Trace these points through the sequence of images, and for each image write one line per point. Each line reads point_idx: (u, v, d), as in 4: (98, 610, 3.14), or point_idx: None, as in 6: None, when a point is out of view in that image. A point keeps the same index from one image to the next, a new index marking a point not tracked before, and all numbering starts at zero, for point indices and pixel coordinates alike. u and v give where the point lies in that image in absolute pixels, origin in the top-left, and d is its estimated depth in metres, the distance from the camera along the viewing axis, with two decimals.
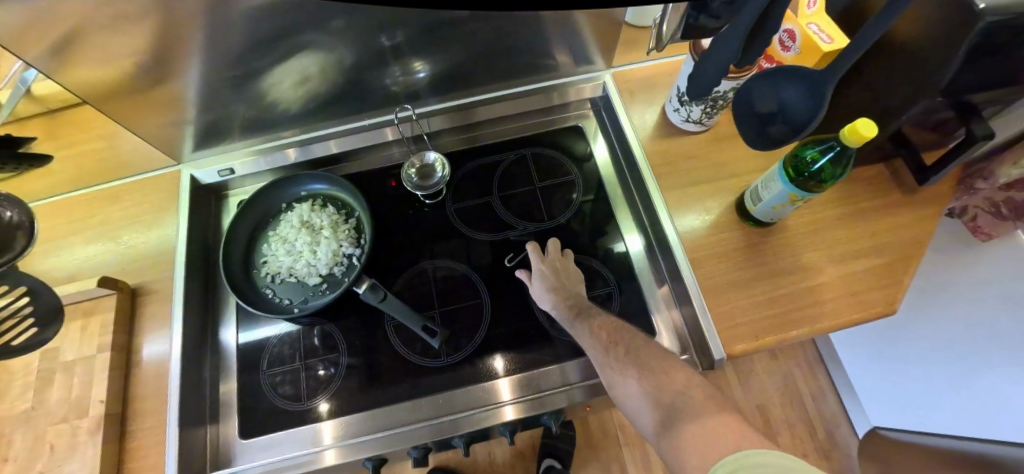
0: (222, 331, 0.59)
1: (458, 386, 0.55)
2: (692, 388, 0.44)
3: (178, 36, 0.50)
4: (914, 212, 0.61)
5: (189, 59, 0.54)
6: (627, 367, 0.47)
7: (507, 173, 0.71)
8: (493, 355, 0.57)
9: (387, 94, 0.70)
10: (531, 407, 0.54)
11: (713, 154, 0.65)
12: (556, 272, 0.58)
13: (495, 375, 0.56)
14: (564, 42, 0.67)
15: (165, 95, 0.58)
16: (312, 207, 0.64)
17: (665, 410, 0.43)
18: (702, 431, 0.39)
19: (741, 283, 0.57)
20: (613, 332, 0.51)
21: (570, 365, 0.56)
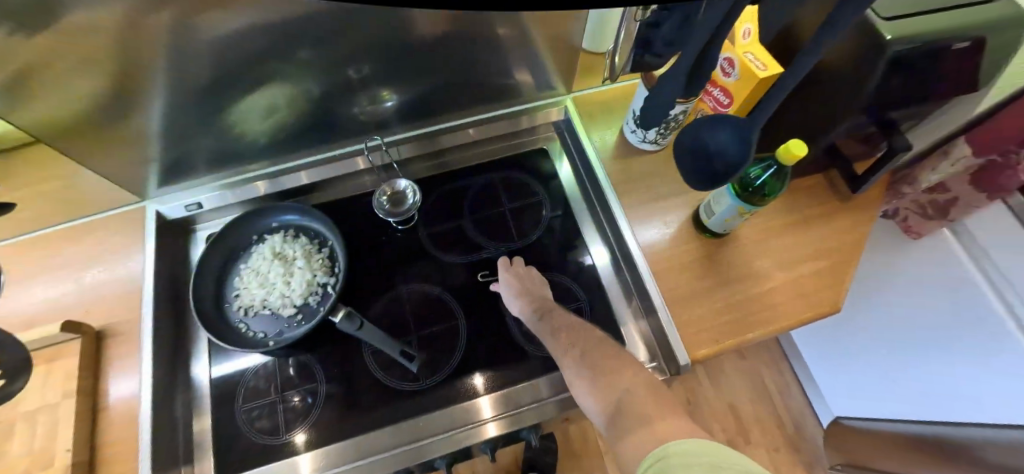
0: (195, 368, 0.59)
1: (439, 407, 0.56)
2: (641, 386, 0.48)
3: (143, 73, 0.51)
4: (850, 218, 0.67)
5: (154, 95, 0.54)
6: (585, 364, 0.50)
7: (478, 195, 0.73)
8: (473, 374, 0.58)
9: (356, 123, 0.72)
10: (512, 423, 0.55)
11: (669, 171, 0.70)
12: (522, 278, 0.61)
13: (476, 393, 0.57)
14: (525, 67, 0.70)
15: (129, 132, 0.58)
16: (285, 238, 0.65)
17: (615, 404, 0.46)
18: (645, 425, 0.42)
19: (701, 291, 0.61)
20: (574, 331, 0.55)
21: (543, 381, 0.58)
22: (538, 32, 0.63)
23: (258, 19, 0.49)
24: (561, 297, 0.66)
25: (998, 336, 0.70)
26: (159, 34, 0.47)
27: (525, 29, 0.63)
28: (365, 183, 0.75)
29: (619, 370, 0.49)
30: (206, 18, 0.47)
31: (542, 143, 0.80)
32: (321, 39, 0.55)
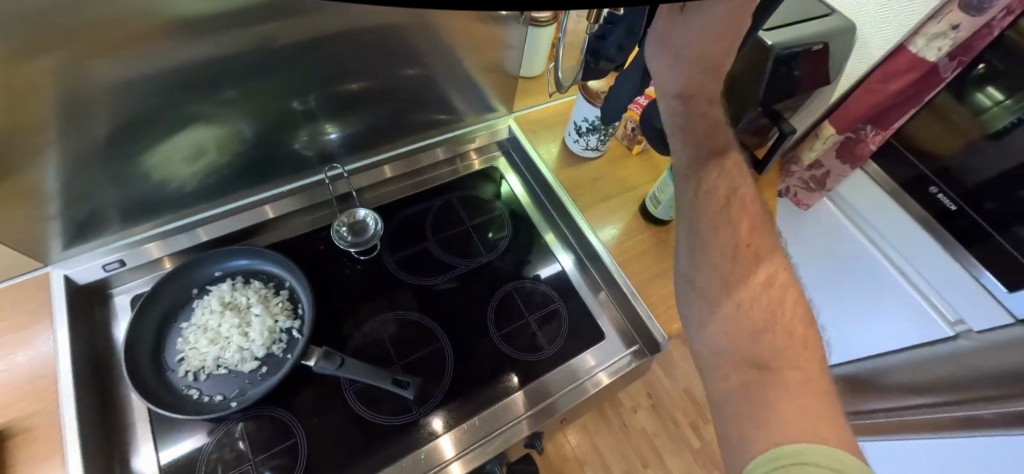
0: (137, 454, 0.49)
1: (428, 441, 0.53)
2: (792, 371, 0.33)
3: (39, 131, 0.44)
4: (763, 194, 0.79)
5: (62, 145, 0.47)
6: (732, 295, 0.38)
7: (439, 217, 0.72)
8: (429, 414, 0.55)
9: (297, 158, 0.69)
10: (476, 458, 0.53)
11: (614, 174, 0.74)
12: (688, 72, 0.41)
13: (436, 435, 0.54)
14: (465, 91, 0.74)
15: (21, 190, 0.48)
16: (234, 286, 0.58)
17: (754, 358, 0.35)
18: (730, 347, 0.36)
19: (661, 273, 0.67)
20: (730, 207, 0.42)
21: (514, 399, 0.57)
22: (469, 59, 0.68)
23: (200, 54, 0.47)
24: (535, 304, 0.65)
25: (896, 288, 0.84)
26: (52, 84, 0.41)
27: (461, 57, 0.67)
28: (317, 219, 0.70)
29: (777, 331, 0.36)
30: (144, 54, 0.43)
31: (490, 163, 0.80)
32: (254, 75, 0.53)
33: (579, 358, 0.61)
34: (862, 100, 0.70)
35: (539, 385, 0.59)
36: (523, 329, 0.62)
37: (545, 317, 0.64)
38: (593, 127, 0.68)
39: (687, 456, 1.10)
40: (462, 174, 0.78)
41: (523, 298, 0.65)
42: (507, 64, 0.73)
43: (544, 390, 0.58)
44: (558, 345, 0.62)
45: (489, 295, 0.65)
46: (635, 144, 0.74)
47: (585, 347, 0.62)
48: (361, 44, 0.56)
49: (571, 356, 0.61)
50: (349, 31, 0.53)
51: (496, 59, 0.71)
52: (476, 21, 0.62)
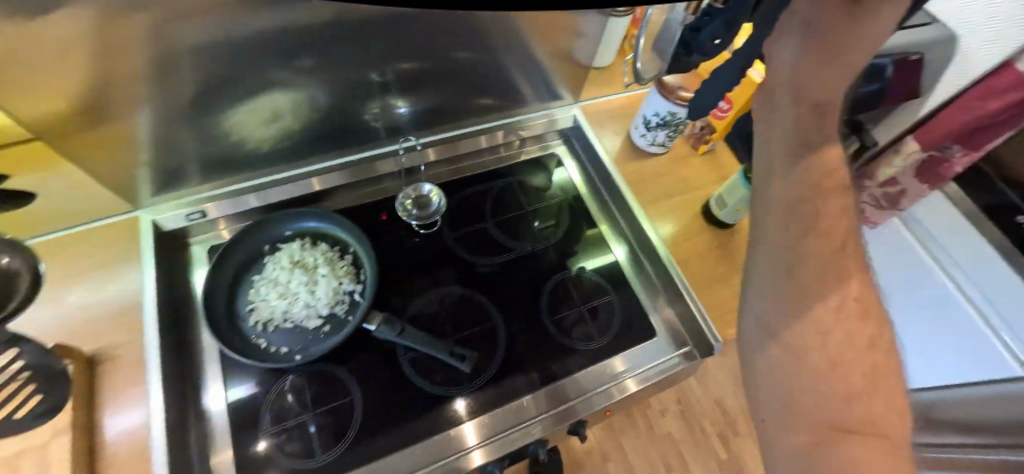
0: (211, 397, 0.53)
1: (468, 420, 0.54)
2: (870, 452, 0.29)
3: (136, 85, 0.46)
4: None
5: (154, 101, 0.49)
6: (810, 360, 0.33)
7: (499, 198, 0.72)
8: (453, 398, 0.55)
9: (366, 128, 0.70)
10: (496, 449, 0.52)
11: (679, 171, 0.72)
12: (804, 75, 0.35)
13: (460, 420, 0.53)
14: (536, 78, 0.73)
15: (113, 138, 0.51)
16: (303, 245, 0.61)
17: (835, 419, 0.31)
18: (799, 425, 0.32)
19: (719, 276, 0.65)
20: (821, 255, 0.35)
21: (537, 396, 0.56)
22: (540, 49, 0.68)
23: (289, 19, 0.47)
24: (586, 294, 0.65)
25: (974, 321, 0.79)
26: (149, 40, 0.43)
27: (531, 48, 0.67)
28: (371, 192, 0.73)
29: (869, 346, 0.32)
30: (237, 17, 0.44)
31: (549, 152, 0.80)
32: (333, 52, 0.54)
33: (627, 351, 0.61)
34: (953, 116, 0.66)
35: (573, 380, 0.58)
36: (577, 318, 0.62)
37: (597, 308, 0.64)
38: (665, 122, 0.66)
39: (712, 468, 1.07)
40: (518, 160, 0.79)
41: (575, 288, 0.65)
42: (578, 54, 0.71)
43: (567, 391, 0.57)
44: (609, 337, 0.61)
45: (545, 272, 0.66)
46: (702, 144, 0.72)
47: (637, 342, 0.62)
48: (430, 27, 0.55)
49: (620, 349, 0.61)
50: (422, 13, 0.52)
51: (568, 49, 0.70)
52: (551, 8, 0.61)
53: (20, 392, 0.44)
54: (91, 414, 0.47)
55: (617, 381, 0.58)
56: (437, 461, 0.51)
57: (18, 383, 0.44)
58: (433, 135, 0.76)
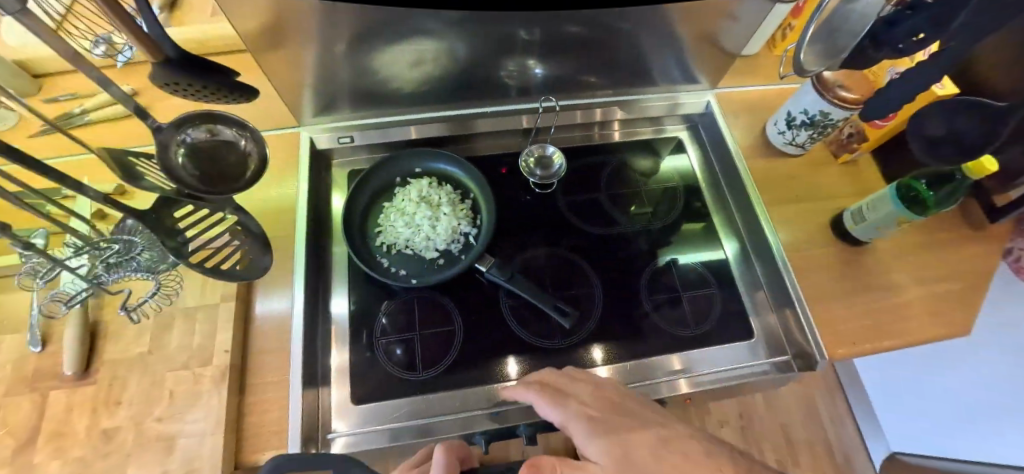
0: (336, 300, 0.60)
1: (536, 374, 0.56)
2: None
3: (317, 19, 0.50)
4: (999, 246, 0.65)
5: (328, 36, 0.54)
6: None
7: (615, 173, 0.73)
8: (506, 358, 0.57)
9: (498, 84, 0.72)
10: (542, 411, 0.53)
11: (812, 176, 0.68)
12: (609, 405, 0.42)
13: (507, 377, 0.55)
14: (676, 57, 0.71)
15: (286, 61, 0.57)
16: (430, 183, 0.65)
17: None
18: None
19: (838, 293, 0.60)
20: None
21: (597, 370, 0.56)
22: (686, 31, 0.65)
23: None
24: (688, 282, 0.64)
25: None
26: None
27: (677, 29, 0.64)
28: (499, 145, 0.78)
29: None
30: None
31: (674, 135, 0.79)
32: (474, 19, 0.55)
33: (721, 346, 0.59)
34: None
35: (629, 367, 0.57)
36: (671, 304, 0.62)
37: (697, 298, 0.63)
38: (814, 122, 0.62)
39: None
40: (647, 138, 0.79)
41: (678, 276, 0.64)
42: (725, 38, 0.67)
43: (636, 372, 0.57)
44: (704, 328, 0.60)
45: (650, 250, 0.66)
46: (846, 152, 0.67)
47: (700, 342, 0.59)
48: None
49: (698, 346, 0.59)
50: None
51: (716, 34, 0.67)
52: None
53: (236, 252, 0.53)
54: (249, 289, 0.56)
55: (674, 378, 0.56)
56: (491, 407, 0.53)
57: (234, 245, 0.53)
58: (574, 99, 0.78)
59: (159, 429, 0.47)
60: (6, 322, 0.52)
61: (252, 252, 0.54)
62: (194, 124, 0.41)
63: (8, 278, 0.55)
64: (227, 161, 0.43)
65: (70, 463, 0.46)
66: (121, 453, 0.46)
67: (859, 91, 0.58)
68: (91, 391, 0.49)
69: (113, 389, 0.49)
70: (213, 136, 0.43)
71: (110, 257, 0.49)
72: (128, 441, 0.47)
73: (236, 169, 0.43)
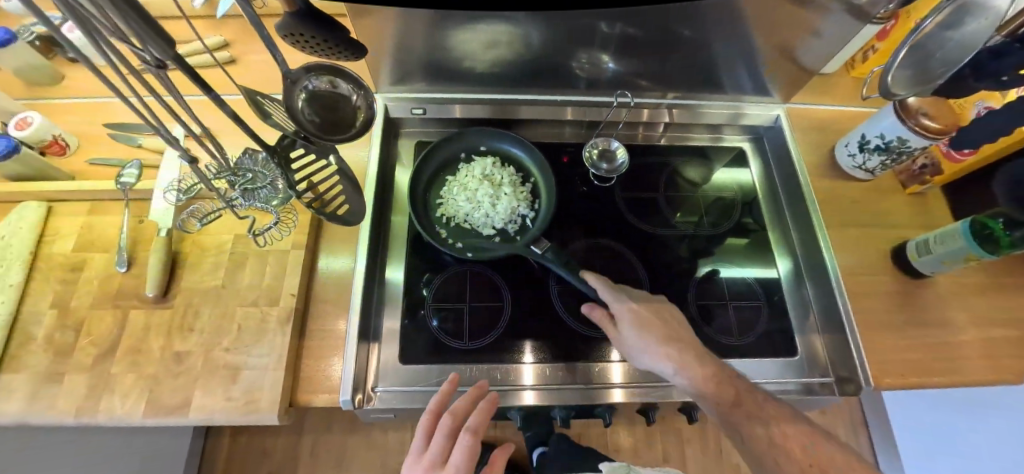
0: (393, 263, 0.62)
1: (557, 361, 0.57)
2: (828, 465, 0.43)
3: None
4: None
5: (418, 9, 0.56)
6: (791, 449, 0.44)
7: (672, 176, 0.74)
8: (523, 343, 0.58)
9: (568, 75, 0.73)
10: (554, 397, 0.54)
11: (877, 204, 0.66)
12: (653, 312, 0.54)
13: (522, 361, 0.57)
14: (748, 68, 0.71)
15: (376, 29, 0.59)
16: (494, 163, 0.67)
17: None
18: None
19: (891, 324, 0.59)
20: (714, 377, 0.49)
21: (612, 366, 0.57)
22: (763, 43, 0.65)
23: None
24: (736, 293, 0.64)
25: None
26: None
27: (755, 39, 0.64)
28: (561, 134, 0.80)
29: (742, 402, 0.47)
30: None
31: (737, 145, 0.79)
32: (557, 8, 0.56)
33: (761, 360, 0.60)
34: None
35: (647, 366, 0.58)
36: (711, 311, 0.62)
37: (742, 308, 0.63)
38: (888, 148, 0.60)
39: None
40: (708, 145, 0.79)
41: (726, 285, 0.65)
42: (804, 53, 0.67)
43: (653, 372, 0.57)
44: (747, 339, 0.61)
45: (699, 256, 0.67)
46: (916, 183, 0.66)
47: (724, 353, 0.59)
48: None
49: (729, 356, 0.59)
50: None
51: (795, 49, 0.66)
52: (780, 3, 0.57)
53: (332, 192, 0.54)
54: (317, 240, 0.59)
55: None
56: (510, 385, 0.55)
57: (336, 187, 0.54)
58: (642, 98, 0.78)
59: (225, 359, 0.50)
60: (98, 242, 0.56)
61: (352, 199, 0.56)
62: (317, 73, 0.38)
63: (102, 202, 0.59)
64: (341, 114, 0.39)
65: (143, 377, 0.50)
66: (189, 376, 0.50)
67: (943, 118, 0.56)
68: (168, 315, 0.52)
69: (187, 317, 0.52)
70: (332, 89, 0.39)
71: (245, 184, 0.53)
72: (197, 365, 0.50)
73: (346, 122, 0.39)
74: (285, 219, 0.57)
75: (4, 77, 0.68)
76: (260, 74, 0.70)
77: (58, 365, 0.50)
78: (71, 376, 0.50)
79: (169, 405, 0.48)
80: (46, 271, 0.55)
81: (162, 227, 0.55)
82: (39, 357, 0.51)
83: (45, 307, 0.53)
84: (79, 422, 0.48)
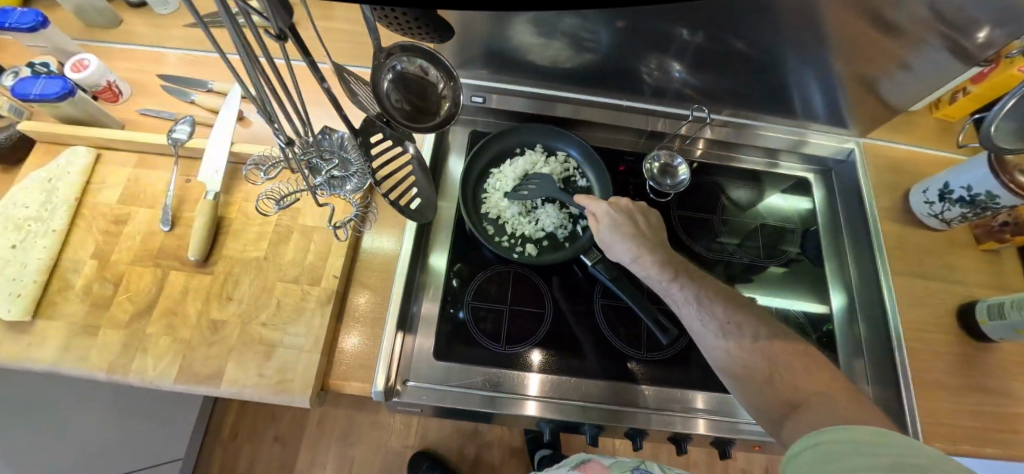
0: (436, 252, 0.60)
1: (568, 375, 0.55)
2: (812, 383, 0.38)
3: None
4: None
5: None
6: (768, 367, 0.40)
7: (732, 198, 0.71)
8: (533, 347, 0.56)
9: (633, 81, 0.69)
10: (557, 411, 0.52)
11: (945, 257, 0.63)
12: (628, 213, 0.55)
13: (556, 372, 0.55)
14: (823, 95, 0.67)
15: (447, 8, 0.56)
16: (549, 164, 0.66)
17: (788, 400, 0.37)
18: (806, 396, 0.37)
19: (946, 387, 0.56)
20: (692, 278, 0.50)
21: (620, 386, 0.55)
22: (845, 68, 0.61)
23: None
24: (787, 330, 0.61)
25: None
26: None
27: (837, 64, 0.61)
28: (619, 141, 0.75)
29: (719, 296, 0.48)
30: None
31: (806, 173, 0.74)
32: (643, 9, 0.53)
33: None
34: None
35: (657, 392, 0.55)
36: None
37: None
38: (973, 201, 0.56)
39: None
40: (775, 170, 0.74)
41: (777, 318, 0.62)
42: (890, 86, 0.63)
43: (661, 399, 0.55)
44: None
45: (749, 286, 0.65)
46: (992, 240, 0.62)
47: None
48: None
49: None
50: None
51: (881, 81, 0.62)
52: (879, 31, 0.54)
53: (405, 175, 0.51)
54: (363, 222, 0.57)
55: (693, 415, 0.54)
56: (524, 394, 0.53)
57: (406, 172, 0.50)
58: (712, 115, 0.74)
59: (262, 334, 0.49)
60: (145, 196, 0.55)
61: (424, 192, 0.52)
62: (409, 54, 0.35)
63: (150, 155, 0.58)
64: (427, 103, 0.36)
65: (177, 342, 0.48)
66: (224, 346, 0.48)
67: None
68: (207, 281, 0.51)
69: (226, 285, 0.51)
70: (421, 74, 0.37)
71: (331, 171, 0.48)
72: (232, 336, 0.49)
73: (428, 110, 0.36)
74: (362, 214, 0.56)
75: (64, 14, 0.67)
76: (322, 44, 0.68)
77: (94, 317, 0.49)
78: (105, 331, 0.49)
79: (202, 373, 0.47)
80: (89, 221, 0.54)
81: (210, 190, 0.53)
82: (76, 307, 0.50)
83: (85, 256, 0.52)
84: (110, 378, 0.48)
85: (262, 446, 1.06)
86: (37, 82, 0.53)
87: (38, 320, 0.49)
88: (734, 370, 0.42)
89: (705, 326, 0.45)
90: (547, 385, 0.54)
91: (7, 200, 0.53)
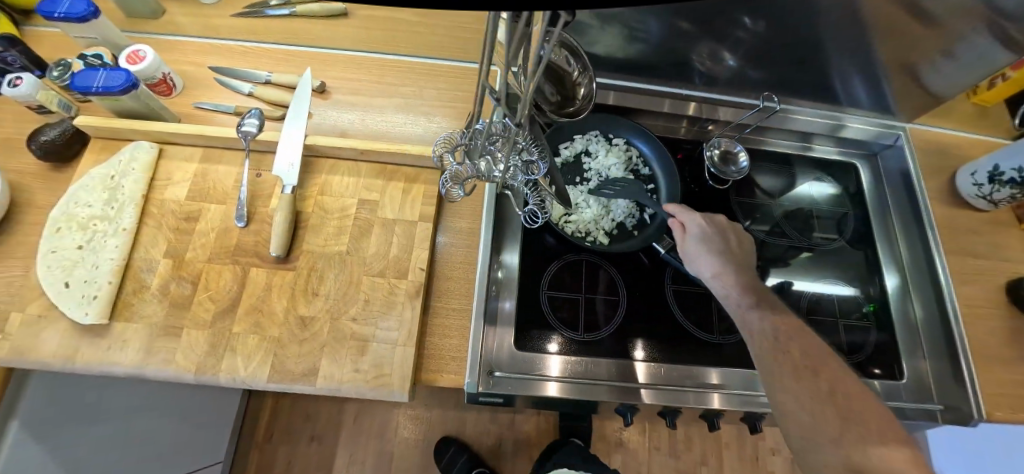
0: (509, 247, 0.59)
1: (582, 355, 0.55)
2: (884, 458, 0.37)
3: None
4: None
5: None
6: (840, 424, 0.40)
7: (785, 184, 0.73)
8: (552, 333, 0.56)
9: (687, 70, 0.70)
10: (574, 391, 0.51)
11: (988, 236, 0.66)
12: (721, 235, 0.55)
13: (637, 359, 0.55)
14: (871, 82, 0.69)
15: None
16: (612, 154, 0.66)
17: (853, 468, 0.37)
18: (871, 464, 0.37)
19: (1000, 359, 0.59)
20: (778, 312, 0.49)
21: (634, 365, 0.55)
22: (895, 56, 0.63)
23: None
24: (845, 311, 0.64)
25: None
26: None
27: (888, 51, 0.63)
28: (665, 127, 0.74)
29: (805, 336, 0.47)
30: None
31: (857, 160, 0.75)
32: None
33: (874, 381, 0.60)
34: None
35: (667, 370, 0.55)
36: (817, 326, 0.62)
37: (853, 330, 0.63)
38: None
39: None
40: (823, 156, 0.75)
41: (837, 300, 0.64)
42: (935, 72, 0.65)
43: (674, 376, 0.55)
44: (858, 358, 0.61)
45: (806, 269, 0.66)
46: None
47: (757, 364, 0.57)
48: None
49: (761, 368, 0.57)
50: None
51: (927, 68, 0.65)
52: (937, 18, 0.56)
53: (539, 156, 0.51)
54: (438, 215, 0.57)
55: (706, 390, 0.54)
56: (583, 379, 0.52)
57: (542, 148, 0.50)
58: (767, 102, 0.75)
59: (354, 330, 0.48)
60: (214, 193, 0.53)
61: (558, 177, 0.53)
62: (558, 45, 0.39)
63: (215, 150, 0.56)
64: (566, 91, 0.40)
65: (267, 340, 0.47)
66: (315, 343, 0.47)
67: None
68: (291, 276, 0.50)
69: (311, 280, 0.50)
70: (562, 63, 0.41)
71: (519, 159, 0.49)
72: (324, 332, 0.48)
73: (568, 99, 0.41)
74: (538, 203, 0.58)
75: (104, 5, 0.64)
76: (380, 36, 0.67)
77: (174, 319, 0.48)
78: (189, 331, 0.47)
79: (296, 372, 0.46)
80: (158, 219, 0.52)
81: (288, 183, 0.51)
82: (154, 308, 0.48)
83: (158, 255, 0.50)
84: (198, 380, 0.46)
85: (299, 446, 1.05)
86: (97, 73, 0.50)
87: (115, 323, 0.47)
88: (796, 411, 0.41)
89: (778, 361, 0.45)
90: (563, 366, 0.54)
91: (71, 200, 0.51)
